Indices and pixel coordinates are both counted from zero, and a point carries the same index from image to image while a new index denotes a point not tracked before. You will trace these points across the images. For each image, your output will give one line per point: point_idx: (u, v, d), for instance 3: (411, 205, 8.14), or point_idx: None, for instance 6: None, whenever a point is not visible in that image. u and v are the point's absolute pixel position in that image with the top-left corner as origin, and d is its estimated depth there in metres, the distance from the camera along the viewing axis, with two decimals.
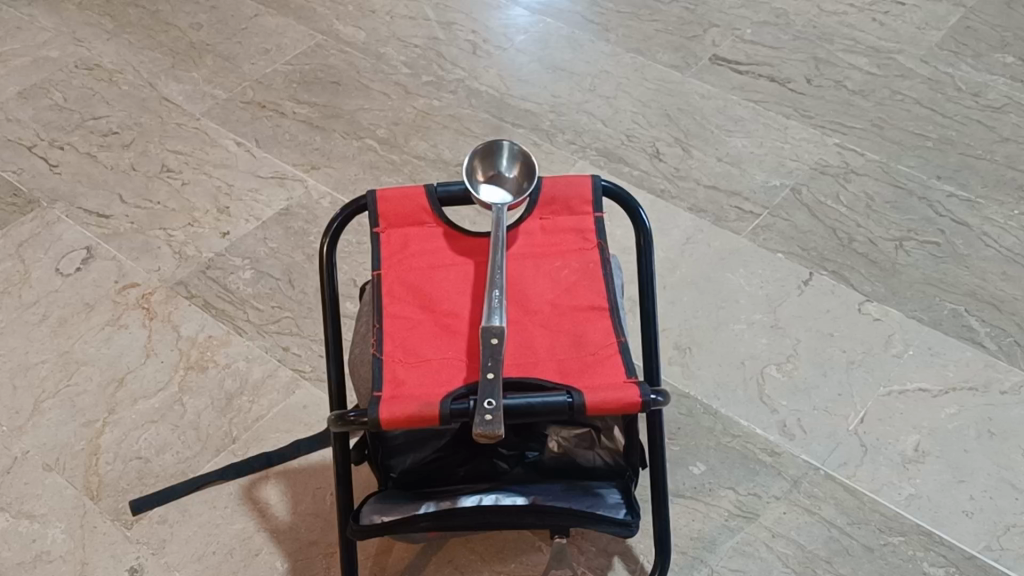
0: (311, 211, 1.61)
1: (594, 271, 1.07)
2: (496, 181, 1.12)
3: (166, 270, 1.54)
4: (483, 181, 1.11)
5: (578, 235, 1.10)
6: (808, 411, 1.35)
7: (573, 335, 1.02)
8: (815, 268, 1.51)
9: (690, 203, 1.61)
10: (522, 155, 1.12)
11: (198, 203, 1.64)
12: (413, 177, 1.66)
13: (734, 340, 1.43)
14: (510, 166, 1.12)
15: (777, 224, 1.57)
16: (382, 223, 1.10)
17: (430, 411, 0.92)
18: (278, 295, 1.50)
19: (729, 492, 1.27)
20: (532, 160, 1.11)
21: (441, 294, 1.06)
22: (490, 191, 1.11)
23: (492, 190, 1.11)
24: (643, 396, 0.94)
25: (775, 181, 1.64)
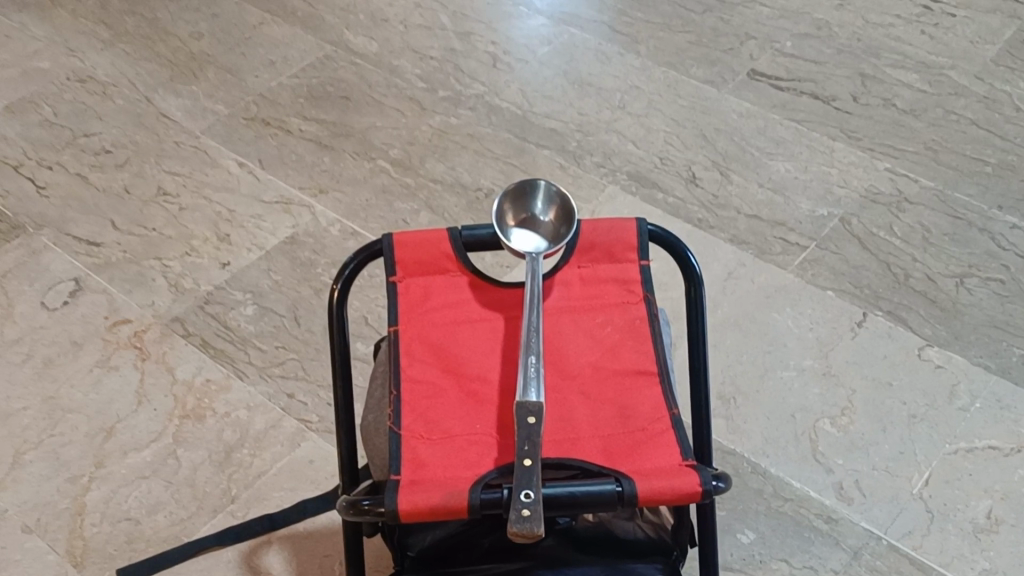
0: (319, 240, 1.49)
1: (640, 329, 0.95)
2: (529, 225, 0.98)
3: (161, 305, 1.42)
4: (514, 225, 0.97)
5: (621, 287, 0.97)
6: (867, 471, 1.22)
7: (618, 406, 0.90)
8: (869, 308, 1.39)
9: (731, 234, 1.48)
10: (559, 196, 0.98)
11: (197, 230, 1.51)
12: (429, 203, 1.53)
13: (783, 391, 1.30)
14: (546, 211, 0.98)
15: (826, 258, 1.45)
16: (399, 271, 0.97)
17: (457, 502, 0.80)
18: (283, 334, 1.38)
19: (783, 564, 1.15)
20: (570, 202, 0.98)
21: (466, 355, 0.93)
22: (521, 239, 0.96)
23: (525, 237, 0.96)
24: (704, 484, 0.81)
25: (822, 210, 1.51)
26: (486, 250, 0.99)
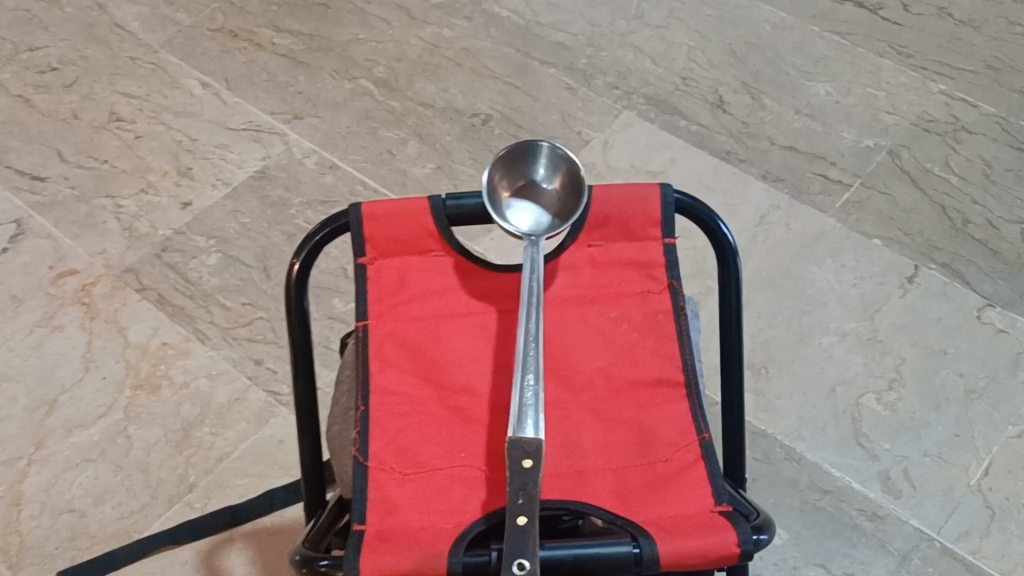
0: (292, 175, 1.31)
1: (662, 327, 0.78)
2: (528, 197, 0.80)
3: (113, 253, 1.24)
4: (510, 197, 0.80)
5: (639, 272, 0.80)
6: (918, 459, 1.06)
7: (635, 428, 0.74)
8: (922, 260, 1.21)
9: (764, 169, 1.29)
10: (567, 160, 0.80)
11: (155, 163, 1.33)
12: (418, 130, 1.35)
13: (821, 359, 1.14)
14: (549, 178, 0.80)
15: (871, 198, 1.26)
16: (370, 250, 0.80)
17: (433, 568, 0.63)
18: (250, 289, 1.21)
19: (820, 571, 1.00)
20: (579, 168, 0.80)
21: (451, 359, 0.77)
22: (518, 217, 0.79)
23: (523, 216, 0.79)
24: (744, 542, 0.65)
25: (867, 141, 1.32)
26: (477, 223, 0.82)
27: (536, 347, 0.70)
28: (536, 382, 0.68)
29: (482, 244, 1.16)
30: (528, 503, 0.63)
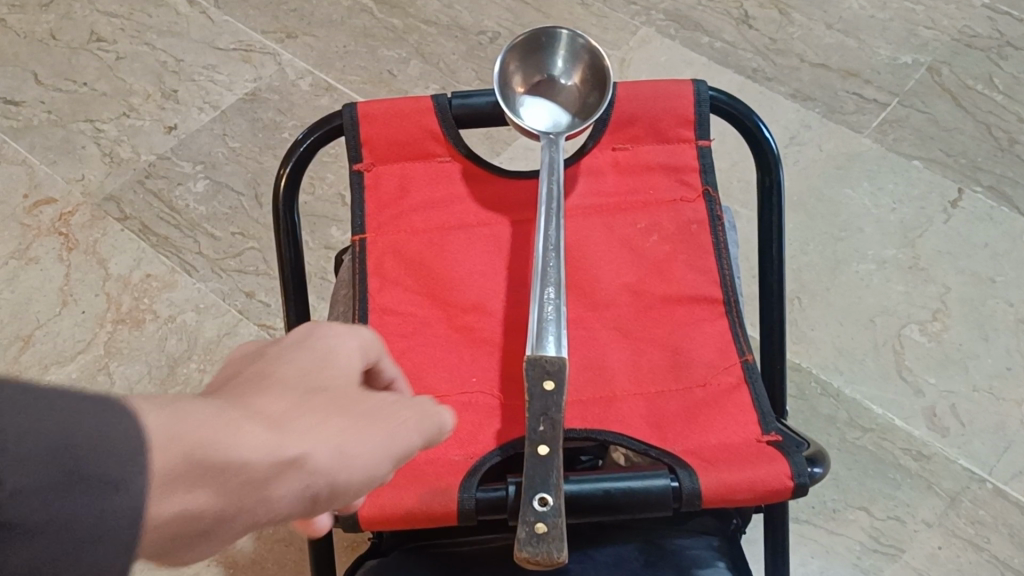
0: (285, 96, 1.22)
1: (697, 238, 0.69)
2: (544, 93, 0.71)
3: (92, 180, 1.15)
4: (524, 92, 0.71)
5: (670, 177, 0.71)
6: (966, 394, 0.98)
7: (669, 350, 0.65)
8: (966, 181, 1.12)
9: (794, 88, 1.20)
10: (588, 49, 0.70)
11: (137, 85, 1.24)
12: (420, 49, 1.25)
13: (859, 288, 1.05)
14: (568, 71, 0.71)
15: (910, 117, 1.17)
16: (367, 154, 0.71)
17: (441, 506, 0.55)
18: (240, 217, 1.12)
19: (861, 514, 0.92)
20: (603, 58, 0.70)
21: (460, 274, 0.68)
22: (530, 115, 0.70)
23: (536, 114, 0.71)
24: (798, 474, 0.57)
25: (905, 58, 1.22)
26: (488, 126, 0.73)
27: (557, 256, 0.61)
28: (557, 294, 0.59)
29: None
30: (551, 429, 0.54)
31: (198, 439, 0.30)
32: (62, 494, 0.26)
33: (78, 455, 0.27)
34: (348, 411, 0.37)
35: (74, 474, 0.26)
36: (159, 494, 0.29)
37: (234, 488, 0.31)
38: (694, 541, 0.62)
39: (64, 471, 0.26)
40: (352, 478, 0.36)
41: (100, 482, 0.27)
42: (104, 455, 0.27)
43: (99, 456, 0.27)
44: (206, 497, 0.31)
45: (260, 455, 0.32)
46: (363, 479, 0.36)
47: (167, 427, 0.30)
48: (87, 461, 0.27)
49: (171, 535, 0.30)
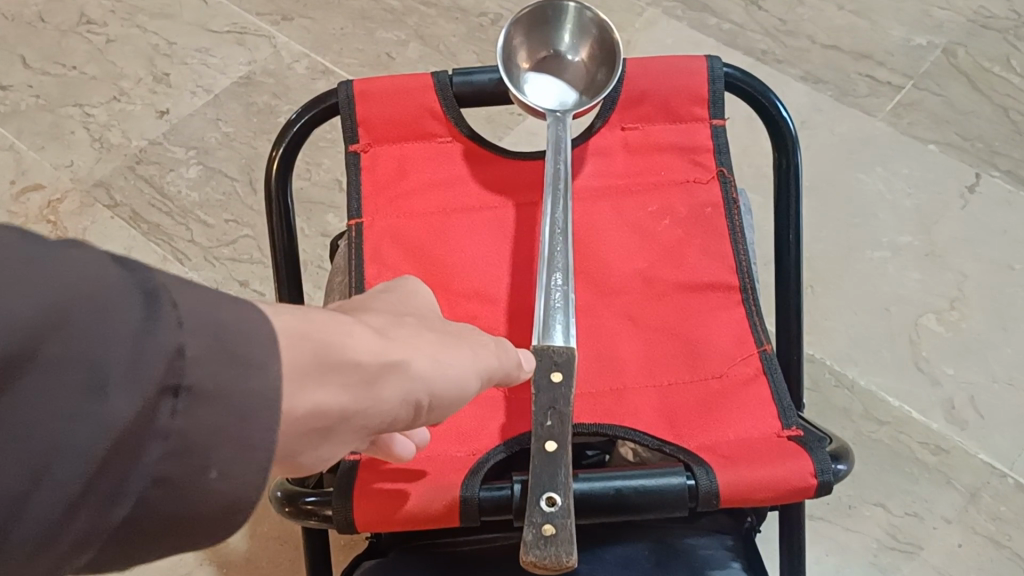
0: (281, 80, 1.18)
1: (711, 221, 0.66)
2: (550, 69, 0.68)
3: (81, 166, 1.12)
4: (529, 69, 0.68)
5: (682, 158, 0.68)
6: (985, 385, 0.94)
7: (683, 339, 0.62)
8: (983, 166, 1.08)
9: (805, 70, 1.16)
10: (597, 24, 0.67)
11: (128, 68, 1.20)
12: (420, 31, 1.21)
13: (874, 276, 1.01)
14: (574, 46, 0.68)
15: (925, 100, 1.13)
16: (364, 134, 0.68)
17: (442, 507, 0.52)
18: (234, 204, 1.09)
19: (878, 510, 0.89)
20: (613, 33, 0.66)
21: (462, 259, 0.65)
22: (535, 92, 0.67)
23: (541, 90, 0.67)
24: (822, 471, 0.53)
25: (919, 39, 1.19)
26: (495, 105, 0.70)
27: (565, 240, 0.58)
28: (565, 280, 0.56)
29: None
30: (558, 426, 0.50)
31: (323, 335, 0.33)
32: (224, 365, 0.28)
33: (234, 335, 0.29)
34: (427, 334, 0.39)
35: (231, 350, 0.28)
36: (296, 379, 0.31)
37: (354, 384, 0.34)
38: (707, 541, 0.59)
39: (225, 344, 0.28)
40: (440, 389, 0.38)
41: (247, 362, 0.29)
42: (254, 339, 0.29)
43: (249, 338, 0.29)
44: (332, 391, 0.33)
45: (366, 355, 0.34)
46: (450, 391, 0.39)
47: (296, 321, 0.32)
48: (243, 342, 0.29)
49: (305, 424, 0.32)
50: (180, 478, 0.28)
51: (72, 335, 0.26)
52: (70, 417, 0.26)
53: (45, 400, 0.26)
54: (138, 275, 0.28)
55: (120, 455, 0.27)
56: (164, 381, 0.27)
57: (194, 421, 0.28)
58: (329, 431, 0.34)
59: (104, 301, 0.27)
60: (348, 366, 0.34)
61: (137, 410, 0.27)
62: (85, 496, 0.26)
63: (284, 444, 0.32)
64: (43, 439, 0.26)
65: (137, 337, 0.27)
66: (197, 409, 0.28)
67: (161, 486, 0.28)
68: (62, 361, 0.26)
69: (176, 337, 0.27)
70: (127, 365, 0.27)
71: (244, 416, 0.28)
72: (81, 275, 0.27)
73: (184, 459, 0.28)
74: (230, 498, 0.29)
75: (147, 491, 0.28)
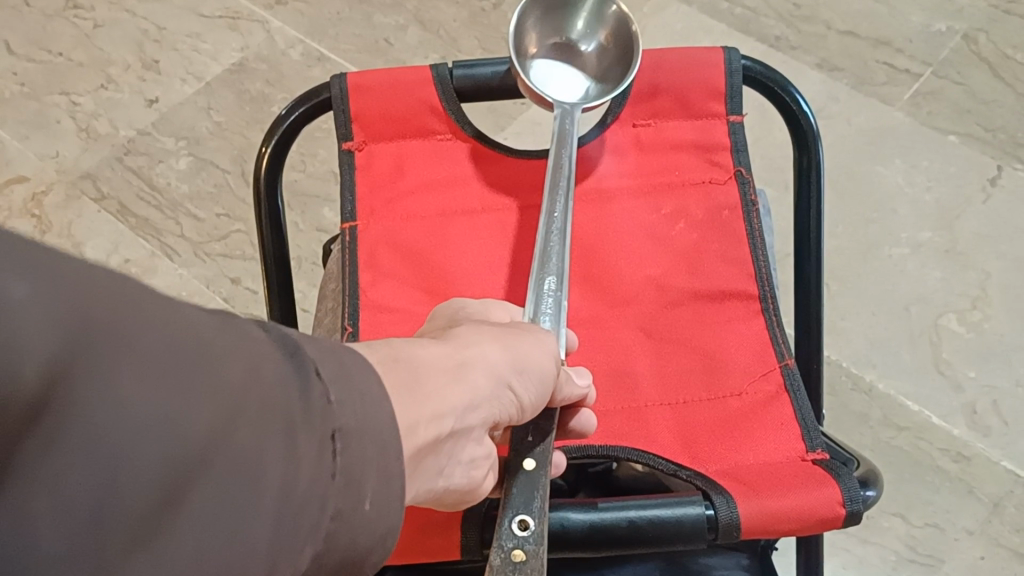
0: (275, 67, 1.14)
1: (730, 224, 0.62)
2: (561, 58, 0.63)
3: (67, 156, 1.07)
4: (538, 54, 0.63)
5: (698, 156, 0.64)
6: (1009, 390, 0.90)
7: (701, 354, 0.58)
8: (1005, 158, 1.04)
9: (820, 57, 1.12)
10: (618, 17, 0.63)
11: (116, 54, 1.16)
12: (419, 16, 1.17)
13: (893, 274, 0.97)
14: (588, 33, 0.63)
15: (945, 89, 1.09)
16: (358, 130, 0.63)
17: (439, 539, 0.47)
18: (226, 196, 1.05)
19: (897, 522, 0.85)
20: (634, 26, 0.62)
21: (466, 268, 0.61)
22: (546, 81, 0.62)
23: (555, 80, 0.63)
24: (851, 501, 0.49)
25: (939, 25, 1.14)
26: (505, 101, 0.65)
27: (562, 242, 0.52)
28: (558, 284, 0.50)
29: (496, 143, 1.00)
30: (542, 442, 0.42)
31: (404, 354, 0.34)
32: (361, 400, 0.29)
33: (357, 373, 0.29)
34: (489, 327, 0.40)
35: (361, 385, 0.29)
36: (416, 388, 0.33)
37: (449, 380, 0.36)
38: (721, 564, 0.55)
39: (355, 382, 0.29)
40: (531, 370, 0.40)
41: (372, 394, 0.29)
42: (371, 376, 0.30)
43: (366, 376, 0.30)
44: (433, 388, 0.34)
45: (444, 359, 0.36)
46: (539, 375, 0.40)
47: (389, 350, 0.34)
48: (366, 378, 0.29)
49: (436, 428, 0.34)
50: (349, 513, 0.27)
51: (259, 388, 0.26)
52: (276, 465, 0.26)
53: (253, 451, 0.25)
54: (272, 332, 0.28)
55: (310, 500, 0.26)
56: (325, 426, 0.27)
57: (359, 456, 0.28)
58: (461, 436, 0.36)
59: (265, 361, 0.27)
60: (449, 372, 0.36)
61: (314, 458, 0.27)
62: (285, 550, 0.26)
63: (425, 449, 0.33)
64: (255, 492, 0.25)
65: (298, 385, 0.27)
66: (357, 445, 0.28)
67: (334, 527, 0.27)
68: (260, 414, 0.26)
69: (322, 382, 0.28)
70: (301, 413, 0.27)
71: (387, 445, 0.29)
72: (243, 338, 0.27)
73: (351, 492, 0.27)
74: (381, 526, 0.29)
75: (325, 535, 0.27)
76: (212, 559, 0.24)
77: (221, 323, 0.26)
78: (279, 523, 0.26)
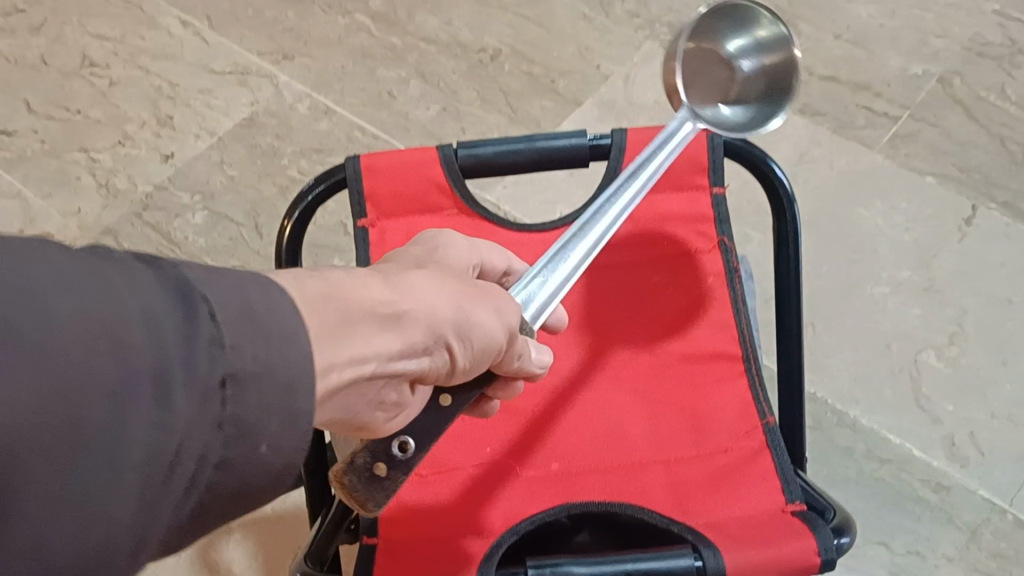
0: (284, 120, 1.19)
1: (715, 290, 0.67)
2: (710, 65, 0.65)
3: (88, 212, 1.13)
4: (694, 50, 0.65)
5: (686, 227, 0.69)
6: (985, 422, 0.96)
7: (687, 411, 0.63)
8: (980, 198, 1.09)
9: (802, 103, 1.17)
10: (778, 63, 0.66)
11: (132, 111, 1.21)
12: (420, 69, 1.23)
13: (875, 312, 1.03)
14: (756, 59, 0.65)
15: (922, 132, 1.14)
16: (371, 210, 0.69)
17: None
18: (240, 249, 1.10)
19: (881, 550, 0.91)
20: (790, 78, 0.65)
21: None
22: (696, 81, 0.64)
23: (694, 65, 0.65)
24: (826, 550, 0.54)
25: (915, 68, 1.20)
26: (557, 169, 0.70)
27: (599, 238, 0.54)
28: (580, 255, 0.53)
29: (495, 193, 1.09)
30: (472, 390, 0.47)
31: (340, 294, 0.36)
32: (259, 343, 0.31)
33: (262, 313, 0.31)
34: (445, 275, 0.42)
35: (263, 327, 0.31)
36: (344, 332, 0.35)
37: (382, 322, 0.37)
38: None
39: (256, 324, 0.31)
40: (475, 324, 0.42)
41: (280, 335, 0.31)
42: (278, 312, 0.32)
43: (276, 314, 0.32)
44: (360, 333, 0.36)
45: (383, 303, 0.38)
46: (487, 331, 0.42)
47: (317, 287, 0.35)
48: (271, 317, 0.31)
49: (350, 375, 0.35)
50: (241, 458, 0.31)
51: (135, 354, 0.28)
52: (141, 427, 0.28)
53: (113, 417, 0.27)
54: (165, 275, 0.30)
55: (190, 451, 0.29)
56: (215, 378, 0.30)
57: (246, 407, 0.30)
58: (385, 379, 0.38)
59: (144, 316, 0.29)
60: (389, 318, 0.38)
61: (196, 410, 0.29)
62: (159, 498, 0.29)
63: (333, 394, 0.35)
64: (123, 458, 0.28)
65: (180, 337, 0.29)
66: (246, 392, 0.30)
67: (220, 470, 0.31)
68: (134, 380, 0.28)
69: (215, 327, 0.30)
70: (182, 368, 0.29)
71: (293, 386, 0.31)
72: (123, 292, 0.29)
73: (244, 440, 0.31)
74: (278, 462, 0.32)
75: (211, 478, 0.31)
76: (72, 523, 0.27)
77: (94, 279, 0.28)
78: (150, 477, 0.29)
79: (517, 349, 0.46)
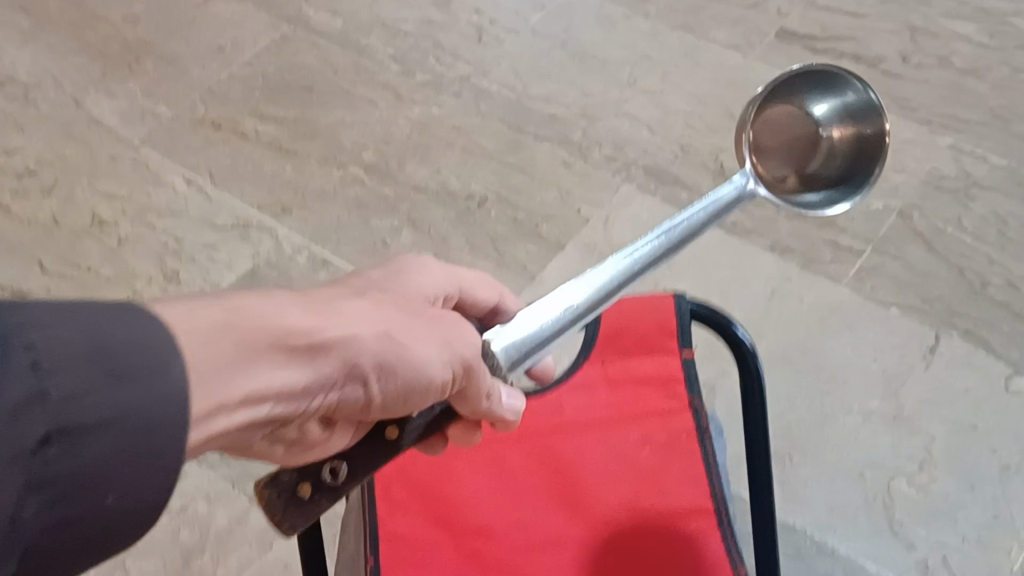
0: (284, 271, 1.26)
1: (688, 447, 0.73)
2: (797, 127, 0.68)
3: None
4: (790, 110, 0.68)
5: (659, 389, 0.76)
6: (957, 545, 1.01)
7: (668, 563, 0.68)
8: (942, 327, 1.16)
9: (772, 240, 1.24)
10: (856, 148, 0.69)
11: (140, 267, 1.27)
12: (412, 217, 1.30)
13: (848, 442, 1.08)
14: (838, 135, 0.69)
15: (886, 264, 1.21)
16: None
17: None
18: None
19: None
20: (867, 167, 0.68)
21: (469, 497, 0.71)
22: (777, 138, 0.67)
23: (776, 125, 0.68)
24: None
25: (877, 203, 1.27)
26: None
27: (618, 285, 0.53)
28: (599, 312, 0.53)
29: None
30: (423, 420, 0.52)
31: (243, 325, 0.37)
32: (106, 387, 0.30)
33: (104, 353, 0.31)
34: (366, 311, 0.44)
35: (102, 368, 0.31)
36: (240, 370, 0.37)
37: (280, 355, 0.39)
38: None
39: (96, 366, 0.30)
40: (388, 356, 0.44)
41: (125, 377, 0.31)
42: (139, 349, 0.32)
43: (126, 352, 0.31)
44: (257, 367, 0.38)
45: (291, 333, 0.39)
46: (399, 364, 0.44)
47: (221, 314, 0.37)
48: (121, 355, 0.31)
49: (241, 404, 0.37)
50: (87, 509, 0.30)
51: None
52: None
53: None
54: None
55: (25, 512, 0.28)
56: (48, 429, 0.29)
57: (92, 452, 0.30)
58: (289, 407, 0.41)
59: None
60: (294, 353, 0.40)
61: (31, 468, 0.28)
62: None
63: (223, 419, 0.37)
64: None
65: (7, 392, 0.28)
66: (83, 441, 0.30)
67: (58, 527, 0.30)
68: None
69: (45, 376, 0.29)
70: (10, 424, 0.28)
71: (143, 430, 0.31)
72: None
73: (87, 494, 0.30)
74: (126, 512, 0.31)
75: (46, 536, 0.29)
76: None
77: None
78: None
79: (469, 385, 0.49)
